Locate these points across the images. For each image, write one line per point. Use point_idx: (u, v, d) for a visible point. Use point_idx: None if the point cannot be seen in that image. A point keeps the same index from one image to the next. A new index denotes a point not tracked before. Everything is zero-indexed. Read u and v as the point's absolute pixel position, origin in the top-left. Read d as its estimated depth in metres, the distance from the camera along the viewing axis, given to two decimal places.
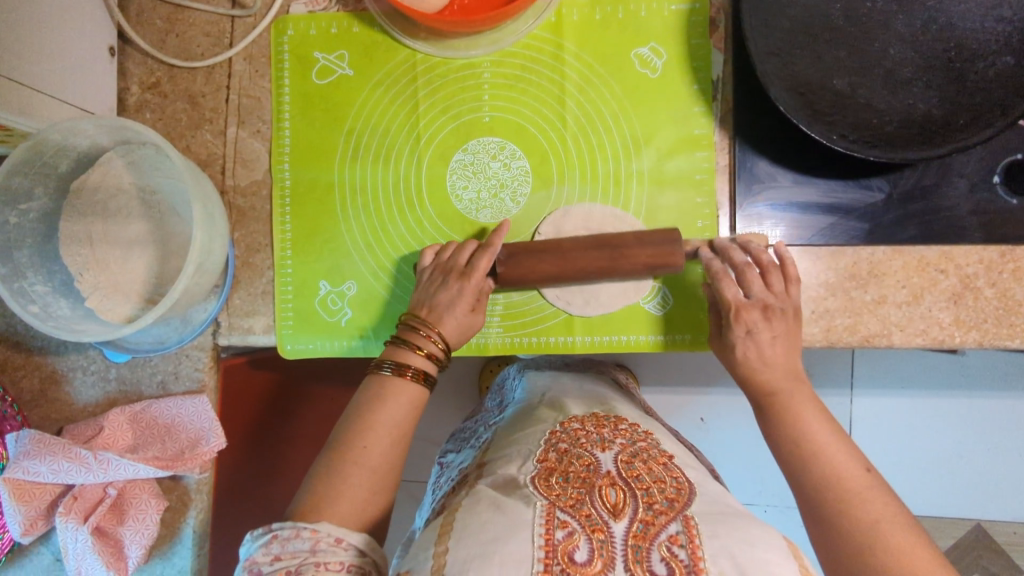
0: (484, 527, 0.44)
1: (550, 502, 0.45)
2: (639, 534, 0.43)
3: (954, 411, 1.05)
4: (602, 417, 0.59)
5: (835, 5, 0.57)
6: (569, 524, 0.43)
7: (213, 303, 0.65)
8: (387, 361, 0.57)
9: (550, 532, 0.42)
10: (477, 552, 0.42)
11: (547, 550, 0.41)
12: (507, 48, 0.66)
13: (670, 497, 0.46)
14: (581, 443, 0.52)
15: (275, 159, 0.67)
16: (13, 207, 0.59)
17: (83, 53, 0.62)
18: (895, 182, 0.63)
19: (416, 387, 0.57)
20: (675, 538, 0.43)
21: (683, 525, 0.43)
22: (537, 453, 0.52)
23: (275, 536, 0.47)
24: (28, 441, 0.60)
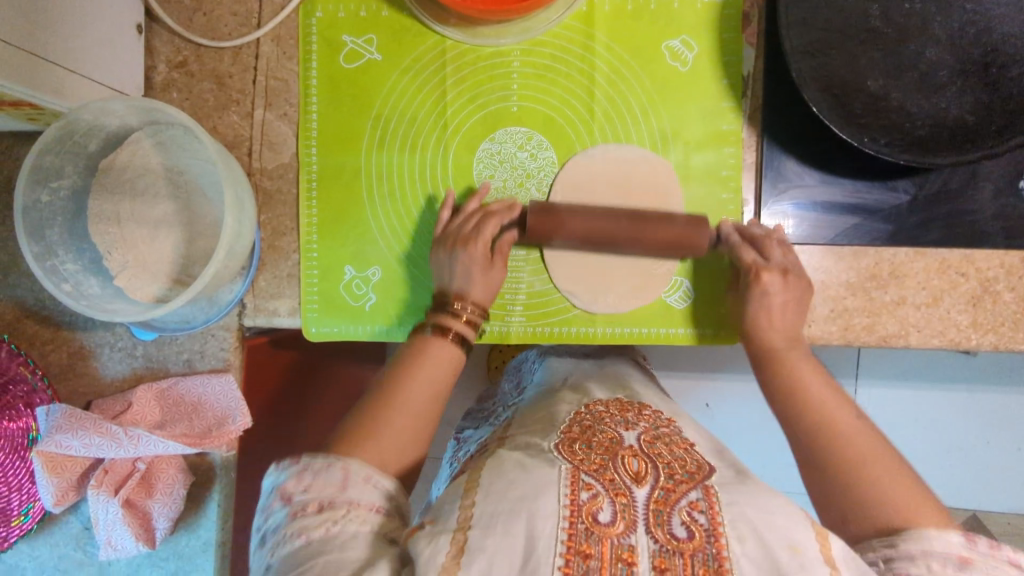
0: (512, 485, 0.44)
1: (575, 466, 0.46)
2: (660, 500, 0.44)
3: (957, 403, 1.06)
4: (627, 403, 0.60)
5: (874, 5, 0.57)
6: (593, 487, 0.45)
7: (240, 284, 0.66)
8: (428, 321, 0.60)
9: (575, 493, 0.44)
10: (506, 507, 0.42)
11: (572, 508, 0.43)
12: (537, 37, 0.66)
13: (690, 470, 0.47)
14: (605, 423, 0.54)
15: (302, 142, 0.67)
16: (46, 185, 0.60)
17: (112, 31, 0.62)
18: (922, 184, 0.63)
19: (453, 348, 0.59)
20: (694, 504, 0.44)
21: (704, 492, 0.44)
22: (561, 425, 0.54)
23: (306, 469, 0.47)
24: (59, 416, 0.61)
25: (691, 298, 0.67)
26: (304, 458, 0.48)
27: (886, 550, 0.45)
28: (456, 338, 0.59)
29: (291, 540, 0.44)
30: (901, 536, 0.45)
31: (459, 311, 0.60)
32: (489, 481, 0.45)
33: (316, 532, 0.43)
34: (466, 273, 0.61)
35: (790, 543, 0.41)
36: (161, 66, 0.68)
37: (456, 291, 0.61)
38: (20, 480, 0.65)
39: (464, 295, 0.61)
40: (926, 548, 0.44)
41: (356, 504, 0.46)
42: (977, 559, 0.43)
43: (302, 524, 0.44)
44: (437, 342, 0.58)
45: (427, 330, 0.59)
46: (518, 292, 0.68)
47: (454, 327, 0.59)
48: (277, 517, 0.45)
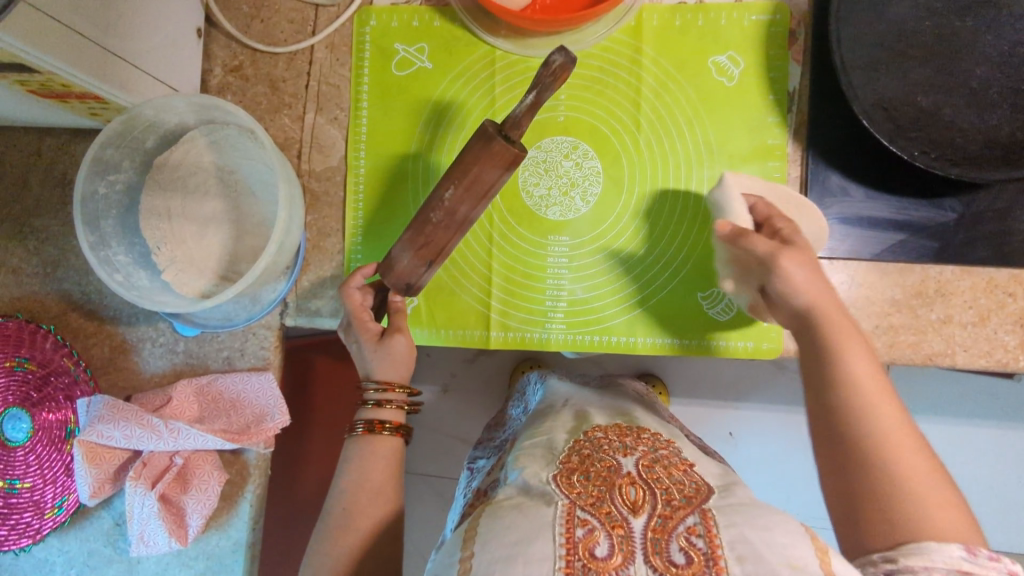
0: (508, 530, 0.43)
1: (570, 501, 0.46)
2: (658, 528, 0.44)
3: (987, 439, 1.04)
4: (625, 427, 0.59)
5: (924, 23, 0.57)
6: (589, 522, 0.44)
7: (284, 283, 0.67)
8: (358, 422, 0.57)
9: (570, 530, 0.43)
10: (502, 555, 0.42)
11: (569, 547, 0.42)
12: (586, 50, 0.67)
13: (689, 494, 0.47)
14: (604, 449, 0.53)
15: (352, 146, 0.69)
16: (104, 178, 0.62)
17: (176, 32, 0.64)
18: (969, 203, 0.63)
19: (393, 440, 0.57)
20: (692, 529, 0.43)
21: (701, 516, 0.44)
22: (560, 454, 0.53)
23: None
24: (102, 407, 0.61)
25: (734, 310, 0.66)
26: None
27: (887, 563, 0.43)
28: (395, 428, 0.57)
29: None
30: (903, 550, 0.43)
31: (382, 400, 0.57)
32: (487, 527, 0.45)
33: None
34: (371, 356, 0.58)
35: (789, 560, 0.39)
36: (217, 69, 0.70)
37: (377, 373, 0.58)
38: (55, 473, 0.66)
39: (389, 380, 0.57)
40: (932, 561, 0.41)
41: None
42: (979, 574, 0.41)
43: None
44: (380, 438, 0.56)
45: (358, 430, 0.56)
46: (559, 298, 0.68)
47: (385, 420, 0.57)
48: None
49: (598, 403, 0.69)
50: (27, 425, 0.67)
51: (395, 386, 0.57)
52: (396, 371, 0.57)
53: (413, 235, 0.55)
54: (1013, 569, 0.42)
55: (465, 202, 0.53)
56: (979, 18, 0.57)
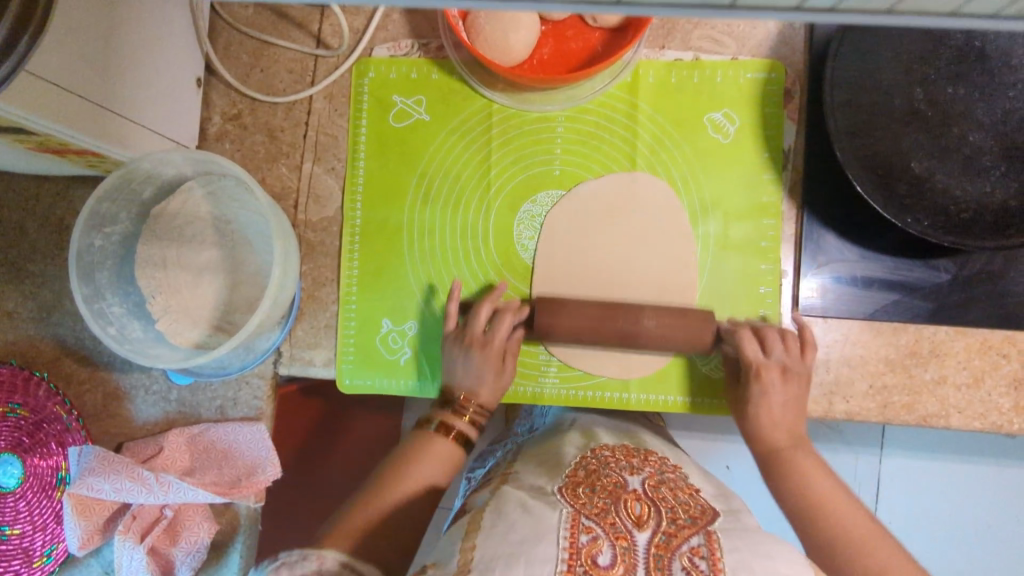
0: (510, 529, 0.45)
1: (576, 509, 0.46)
2: (662, 545, 0.44)
3: (1000, 486, 0.98)
4: (633, 450, 0.58)
5: (917, 89, 0.58)
6: (594, 530, 0.45)
7: (277, 333, 0.66)
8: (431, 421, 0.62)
9: (575, 536, 0.44)
10: (504, 551, 0.43)
11: (571, 552, 0.43)
12: (583, 104, 0.68)
13: (693, 514, 0.47)
14: (610, 465, 0.53)
15: (348, 196, 0.69)
16: (100, 231, 0.62)
17: (173, 84, 0.64)
18: (963, 265, 0.63)
19: (456, 451, 0.61)
20: (696, 550, 0.44)
21: (705, 538, 0.45)
22: (567, 466, 0.53)
23: (282, 563, 0.48)
24: (92, 458, 0.61)
25: (726, 368, 0.66)
26: (282, 554, 0.50)
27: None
28: (459, 438, 0.62)
29: None
30: None
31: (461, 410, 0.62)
32: (491, 522, 0.47)
33: None
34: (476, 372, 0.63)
35: None
36: (216, 117, 0.70)
37: (466, 389, 0.63)
38: (44, 520, 0.67)
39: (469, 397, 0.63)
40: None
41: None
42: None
43: None
44: (441, 440, 0.61)
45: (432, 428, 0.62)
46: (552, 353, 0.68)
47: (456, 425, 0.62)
48: None
49: (603, 422, 0.67)
50: (17, 471, 0.66)
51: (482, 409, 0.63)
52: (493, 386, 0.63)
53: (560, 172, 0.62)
54: None
55: None
56: (973, 85, 0.57)
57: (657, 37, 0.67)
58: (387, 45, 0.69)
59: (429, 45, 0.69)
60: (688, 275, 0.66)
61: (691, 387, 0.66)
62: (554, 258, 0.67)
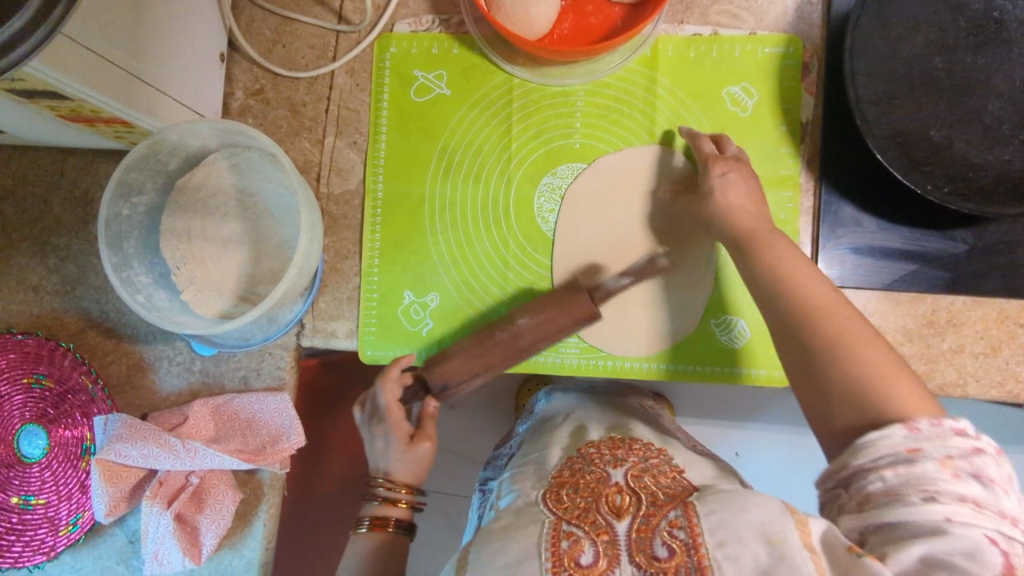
0: (496, 552, 0.47)
1: (558, 516, 0.49)
2: (642, 528, 0.47)
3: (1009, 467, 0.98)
4: (620, 438, 0.60)
5: (936, 58, 0.58)
6: (575, 533, 0.47)
7: (300, 305, 0.67)
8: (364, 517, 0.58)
9: (556, 543, 0.46)
10: None
11: (554, 559, 0.45)
12: (602, 79, 0.68)
13: (673, 492, 0.50)
14: (594, 462, 0.55)
15: (370, 170, 0.70)
16: (127, 200, 0.63)
17: (198, 57, 0.65)
18: (980, 234, 0.64)
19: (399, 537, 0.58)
20: (674, 522, 0.46)
21: (683, 510, 0.47)
22: (552, 473, 0.55)
23: None
24: (119, 425, 0.62)
25: (746, 337, 0.67)
26: None
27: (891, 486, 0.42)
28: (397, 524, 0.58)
29: None
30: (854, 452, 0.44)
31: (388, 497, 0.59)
32: (477, 555, 0.48)
33: None
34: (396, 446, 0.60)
35: (767, 535, 0.43)
36: (239, 92, 0.71)
37: (385, 471, 0.60)
38: (69, 490, 0.67)
39: (395, 482, 0.59)
40: (876, 457, 0.43)
41: None
42: (926, 447, 0.42)
43: None
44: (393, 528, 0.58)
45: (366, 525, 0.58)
46: None
47: (394, 515, 0.59)
48: None
49: (596, 416, 0.69)
50: (43, 442, 0.67)
51: (407, 487, 0.60)
52: (411, 473, 0.60)
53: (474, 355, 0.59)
54: (967, 432, 0.42)
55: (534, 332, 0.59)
56: (992, 54, 0.58)
57: (675, 12, 0.68)
58: (408, 21, 0.70)
59: (450, 21, 0.70)
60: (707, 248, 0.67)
61: (708, 358, 0.67)
62: (575, 229, 0.68)
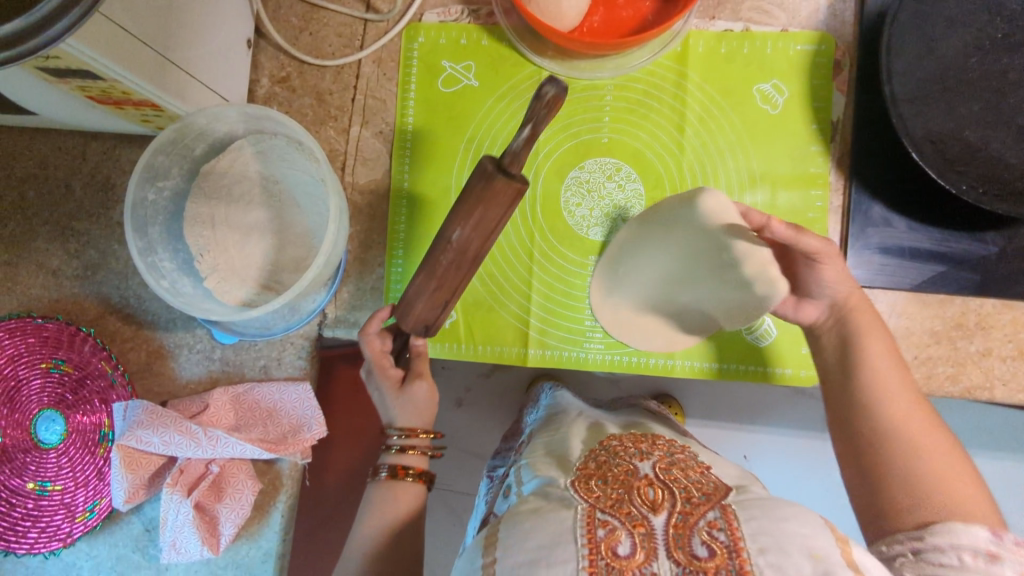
0: (527, 535, 0.44)
1: (591, 504, 0.46)
2: (679, 524, 0.44)
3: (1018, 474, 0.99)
4: (640, 434, 0.59)
5: (973, 58, 0.58)
6: (610, 522, 0.44)
7: (323, 295, 0.66)
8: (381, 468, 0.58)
9: (592, 530, 0.43)
10: (525, 560, 0.43)
11: (592, 547, 0.42)
12: (631, 73, 0.68)
13: (708, 491, 0.47)
14: (620, 455, 0.53)
15: (396, 160, 0.69)
16: (154, 184, 0.62)
17: (227, 41, 0.64)
18: (1011, 237, 0.63)
19: (417, 488, 0.58)
20: (713, 523, 0.43)
21: (722, 512, 0.44)
22: (578, 463, 0.54)
23: None
24: (141, 412, 0.62)
25: (772, 336, 0.66)
26: None
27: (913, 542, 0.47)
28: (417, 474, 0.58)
29: None
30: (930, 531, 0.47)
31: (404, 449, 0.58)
32: (506, 536, 0.45)
33: None
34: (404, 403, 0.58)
35: (811, 552, 0.40)
36: (264, 79, 0.70)
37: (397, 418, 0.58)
38: (86, 476, 0.67)
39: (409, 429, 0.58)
40: (956, 540, 0.45)
41: None
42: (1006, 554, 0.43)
43: None
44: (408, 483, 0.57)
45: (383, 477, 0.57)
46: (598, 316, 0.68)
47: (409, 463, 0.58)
48: None
49: (610, 416, 0.68)
50: (61, 428, 0.67)
51: (425, 433, 0.58)
52: (418, 416, 0.58)
53: (425, 277, 0.53)
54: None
55: (474, 240, 0.50)
56: None
57: (707, 8, 0.68)
58: (437, 11, 0.70)
59: (479, 12, 0.69)
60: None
61: (733, 355, 0.67)
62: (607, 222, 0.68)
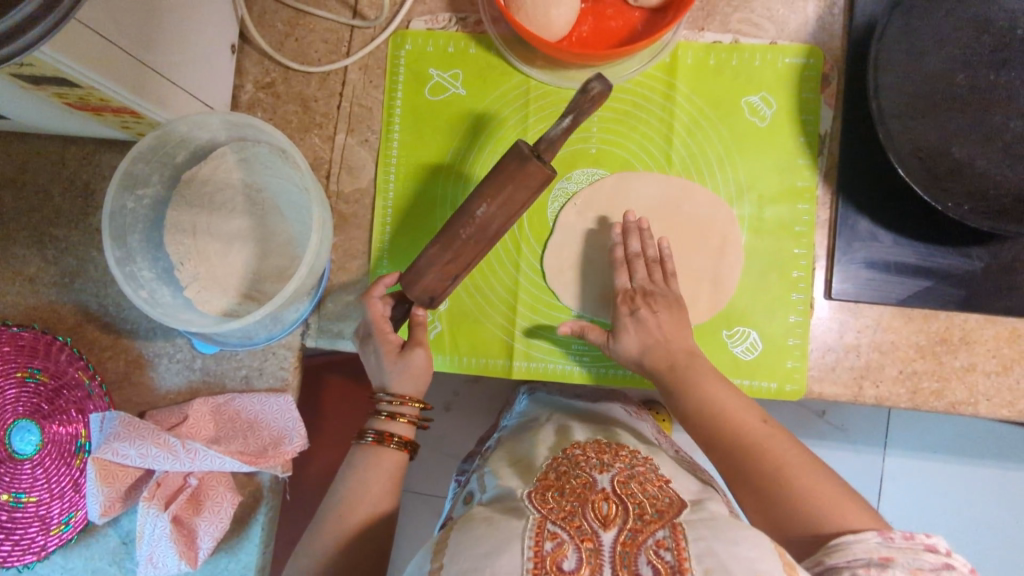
0: (477, 542, 0.43)
1: (542, 515, 0.45)
2: (628, 542, 0.43)
3: (1007, 489, 0.99)
4: (605, 445, 0.58)
5: (960, 75, 0.58)
6: (558, 536, 0.43)
7: (307, 304, 0.65)
8: (368, 430, 0.57)
9: (539, 544, 0.42)
10: (467, 566, 0.41)
11: (536, 561, 0.41)
12: (620, 84, 0.68)
13: (661, 507, 0.46)
14: (581, 465, 0.52)
15: (382, 169, 0.68)
16: (133, 192, 0.61)
17: (210, 47, 0.63)
18: (996, 254, 0.63)
19: (400, 455, 0.57)
20: (661, 542, 0.42)
21: (671, 530, 0.43)
22: (538, 471, 0.53)
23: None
24: (117, 423, 0.60)
25: (758, 350, 0.66)
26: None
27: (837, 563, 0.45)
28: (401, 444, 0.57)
29: None
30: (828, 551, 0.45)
31: (397, 413, 0.57)
32: (456, 541, 0.44)
33: None
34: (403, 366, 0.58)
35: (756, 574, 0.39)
36: (248, 85, 0.69)
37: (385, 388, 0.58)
38: (62, 488, 0.65)
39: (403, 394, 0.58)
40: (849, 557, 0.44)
41: None
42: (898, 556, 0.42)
43: None
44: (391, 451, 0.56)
45: (368, 439, 0.57)
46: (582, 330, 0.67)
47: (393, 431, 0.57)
48: None
49: (581, 420, 0.67)
50: (36, 438, 0.65)
51: (411, 401, 0.57)
52: (413, 384, 0.58)
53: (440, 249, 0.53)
54: (939, 549, 0.42)
55: (496, 218, 0.52)
56: (1015, 72, 0.57)
57: (696, 19, 0.67)
58: (425, 18, 0.69)
59: (467, 20, 0.69)
60: (721, 261, 0.67)
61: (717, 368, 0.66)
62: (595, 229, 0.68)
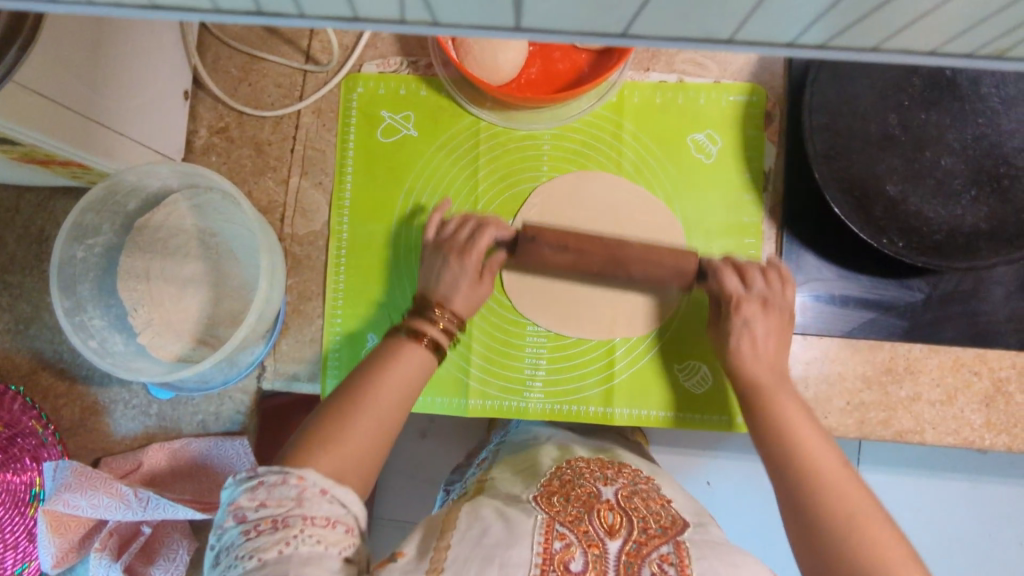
0: (486, 531, 0.45)
1: (550, 516, 0.47)
2: (631, 552, 0.45)
3: (999, 505, 0.96)
4: (607, 461, 0.59)
5: (892, 115, 0.60)
6: (567, 536, 0.45)
7: (261, 347, 0.66)
8: (402, 326, 0.59)
9: (549, 541, 0.44)
10: (480, 553, 0.43)
11: (545, 557, 0.43)
12: (569, 124, 0.69)
13: (664, 524, 0.48)
14: (583, 475, 0.54)
15: (335, 211, 0.69)
16: (83, 242, 0.61)
17: (160, 96, 0.64)
18: (936, 284, 0.65)
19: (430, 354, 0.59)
20: (664, 557, 0.45)
21: (675, 546, 0.46)
22: (542, 479, 0.54)
23: (261, 483, 0.45)
24: (69, 472, 0.60)
25: (708, 383, 0.67)
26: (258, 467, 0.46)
27: None
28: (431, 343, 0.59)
29: (241, 563, 0.42)
30: None
31: (437, 318, 0.60)
32: (467, 522, 0.47)
33: (268, 555, 0.42)
34: (454, 281, 0.62)
35: None
36: (202, 130, 0.70)
37: (439, 297, 0.61)
38: (16, 537, 0.67)
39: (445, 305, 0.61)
40: None
41: (313, 517, 0.44)
42: None
43: (255, 545, 0.42)
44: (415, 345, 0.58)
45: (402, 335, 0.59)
46: (537, 365, 0.68)
47: (431, 331, 0.59)
48: (229, 537, 0.43)
49: (578, 438, 0.67)
50: None
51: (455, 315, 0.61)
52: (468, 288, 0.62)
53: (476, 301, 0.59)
54: None
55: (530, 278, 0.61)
56: (944, 112, 0.59)
57: (642, 60, 0.69)
58: (376, 62, 0.70)
59: (418, 63, 0.70)
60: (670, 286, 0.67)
61: (679, 402, 0.67)
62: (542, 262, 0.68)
